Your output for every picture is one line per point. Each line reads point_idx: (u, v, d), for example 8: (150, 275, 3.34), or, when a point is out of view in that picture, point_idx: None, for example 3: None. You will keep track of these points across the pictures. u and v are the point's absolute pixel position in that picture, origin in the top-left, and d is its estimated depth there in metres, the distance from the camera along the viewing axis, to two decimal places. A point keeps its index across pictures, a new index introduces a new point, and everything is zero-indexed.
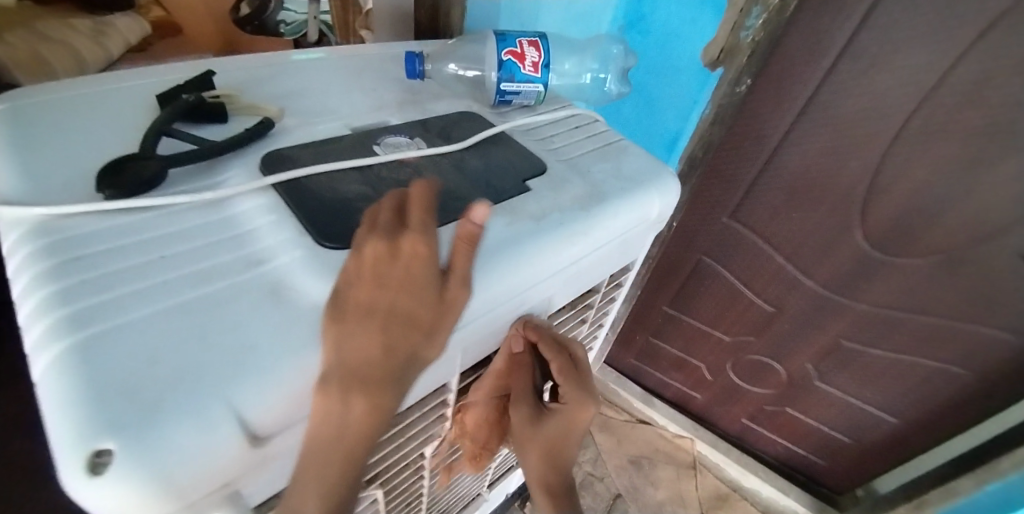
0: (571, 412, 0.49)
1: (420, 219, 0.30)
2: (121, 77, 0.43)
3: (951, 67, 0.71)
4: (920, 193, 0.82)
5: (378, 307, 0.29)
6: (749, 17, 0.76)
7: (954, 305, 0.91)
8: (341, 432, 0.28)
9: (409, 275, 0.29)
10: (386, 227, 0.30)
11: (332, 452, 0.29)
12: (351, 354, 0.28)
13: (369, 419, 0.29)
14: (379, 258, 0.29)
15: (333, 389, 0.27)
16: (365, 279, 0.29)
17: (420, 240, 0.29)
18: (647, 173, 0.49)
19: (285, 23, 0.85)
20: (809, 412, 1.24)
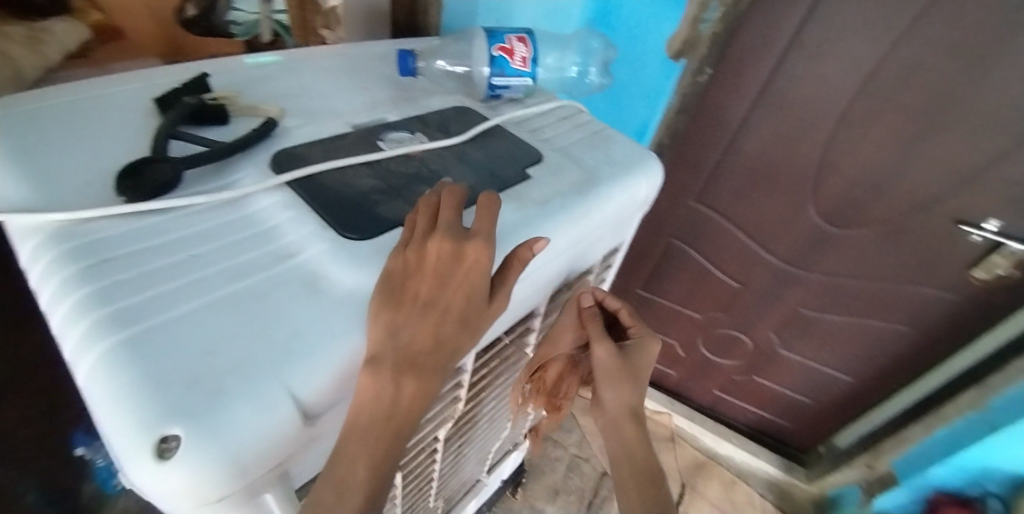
0: (646, 346, 0.48)
1: (487, 232, 0.33)
2: (112, 81, 0.43)
3: (889, 53, 0.78)
4: (865, 169, 0.90)
5: (436, 300, 0.31)
6: (707, 10, 0.80)
7: (899, 270, 1.00)
8: (389, 412, 0.29)
9: (468, 278, 0.32)
10: (451, 232, 0.33)
11: (379, 435, 0.30)
12: (408, 342, 0.30)
13: (416, 398, 0.31)
14: (442, 259, 0.32)
15: (384, 373, 0.29)
16: (427, 273, 0.32)
17: (484, 250, 0.32)
18: (634, 158, 0.53)
19: (235, 22, 0.67)
20: (774, 379, 1.33)
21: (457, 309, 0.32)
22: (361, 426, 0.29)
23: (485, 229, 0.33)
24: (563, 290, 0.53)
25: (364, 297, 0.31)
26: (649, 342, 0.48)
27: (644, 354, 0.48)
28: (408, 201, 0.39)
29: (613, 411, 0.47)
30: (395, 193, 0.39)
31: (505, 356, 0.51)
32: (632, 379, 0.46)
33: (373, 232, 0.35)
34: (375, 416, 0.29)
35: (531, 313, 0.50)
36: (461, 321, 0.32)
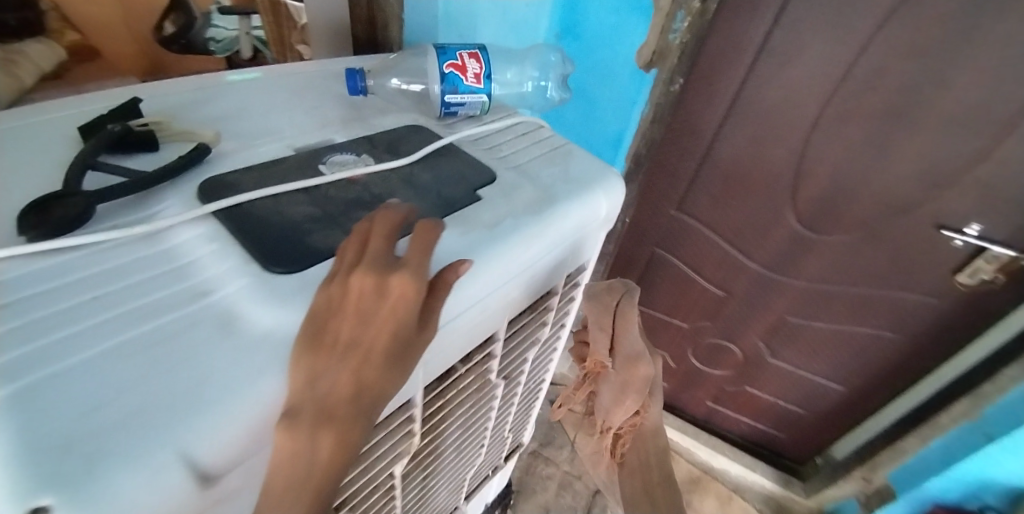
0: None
1: (417, 260, 0.28)
2: (37, 109, 0.40)
3: (857, 58, 0.77)
4: (842, 173, 0.89)
5: (357, 343, 0.27)
6: (674, 21, 0.78)
7: (880, 276, 0.99)
8: (306, 473, 0.25)
9: (394, 316, 0.27)
10: (376, 262, 0.28)
11: (299, 495, 0.25)
12: (328, 391, 0.26)
13: (335, 458, 0.26)
14: (364, 296, 0.27)
15: (299, 428, 0.25)
16: (348, 311, 0.27)
17: (412, 283, 0.28)
18: (593, 174, 0.51)
19: (216, 41, 0.73)
20: (765, 387, 1.30)
21: (384, 352, 0.27)
22: (277, 488, 0.25)
23: (417, 258, 0.28)
24: (524, 313, 0.52)
25: (281, 339, 0.29)
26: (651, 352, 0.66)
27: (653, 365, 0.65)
28: (344, 229, 0.36)
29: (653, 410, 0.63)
30: (332, 221, 0.37)
31: (465, 386, 0.49)
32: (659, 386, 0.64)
33: (302, 264, 0.33)
34: (292, 476, 0.25)
35: (490, 339, 0.48)
36: (388, 362, 0.28)
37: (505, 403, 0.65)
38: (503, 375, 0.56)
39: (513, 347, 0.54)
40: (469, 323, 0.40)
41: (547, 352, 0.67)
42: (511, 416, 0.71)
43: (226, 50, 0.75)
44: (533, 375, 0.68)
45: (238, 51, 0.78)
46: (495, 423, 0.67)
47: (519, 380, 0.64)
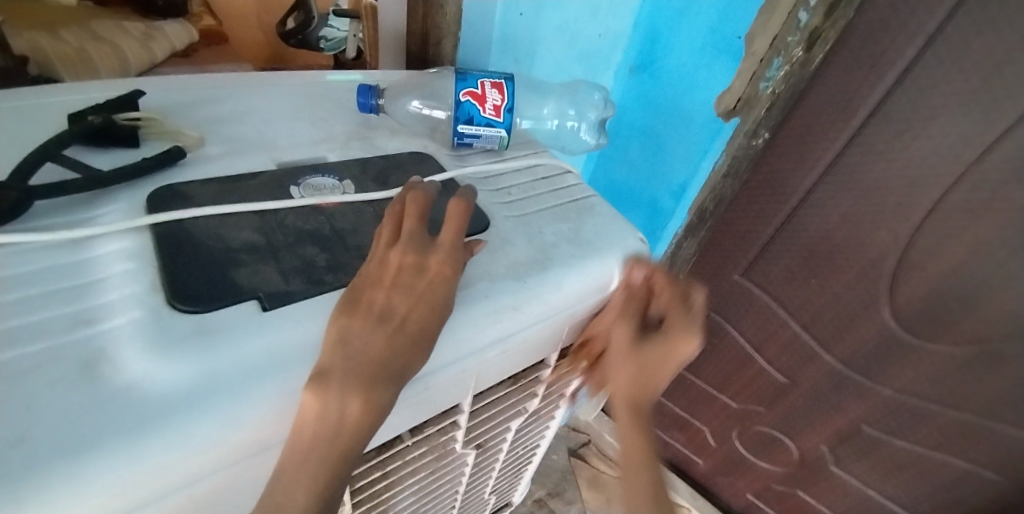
0: (675, 347, 0.41)
1: (451, 241, 0.33)
2: (44, 91, 0.40)
3: (995, 141, 0.56)
4: (959, 275, 0.65)
5: (392, 313, 0.30)
6: (769, 69, 0.64)
7: (1000, 405, 0.71)
8: (334, 431, 0.27)
9: (431, 289, 0.31)
10: (414, 241, 0.32)
11: (326, 450, 0.27)
12: (360, 352, 0.28)
13: (367, 418, 0.28)
14: (402, 270, 0.31)
15: (332, 387, 0.27)
16: (386, 283, 0.31)
17: (450, 262, 0.32)
18: (608, 239, 0.43)
19: (326, 39, 0.78)
20: (822, 499, 1.02)
21: (416, 325, 0.30)
22: (300, 448, 0.27)
23: (450, 241, 0.33)
24: (500, 385, 0.44)
25: (145, 397, 0.24)
26: (678, 340, 0.41)
27: (670, 349, 0.41)
28: (282, 267, 0.32)
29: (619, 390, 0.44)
30: (271, 253, 0.32)
31: (417, 455, 0.43)
32: (641, 370, 0.42)
33: (211, 306, 0.28)
34: (319, 433, 0.27)
35: (453, 409, 0.41)
36: (421, 336, 0.30)
37: (482, 468, 0.58)
38: (476, 444, 0.49)
39: (487, 419, 0.47)
40: (410, 402, 0.34)
41: (541, 420, 0.59)
42: (492, 479, 0.64)
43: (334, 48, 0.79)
44: (521, 441, 0.60)
45: (345, 51, 0.79)
46: (470, 486, 0.59)
47: (501, 447, 0.56)
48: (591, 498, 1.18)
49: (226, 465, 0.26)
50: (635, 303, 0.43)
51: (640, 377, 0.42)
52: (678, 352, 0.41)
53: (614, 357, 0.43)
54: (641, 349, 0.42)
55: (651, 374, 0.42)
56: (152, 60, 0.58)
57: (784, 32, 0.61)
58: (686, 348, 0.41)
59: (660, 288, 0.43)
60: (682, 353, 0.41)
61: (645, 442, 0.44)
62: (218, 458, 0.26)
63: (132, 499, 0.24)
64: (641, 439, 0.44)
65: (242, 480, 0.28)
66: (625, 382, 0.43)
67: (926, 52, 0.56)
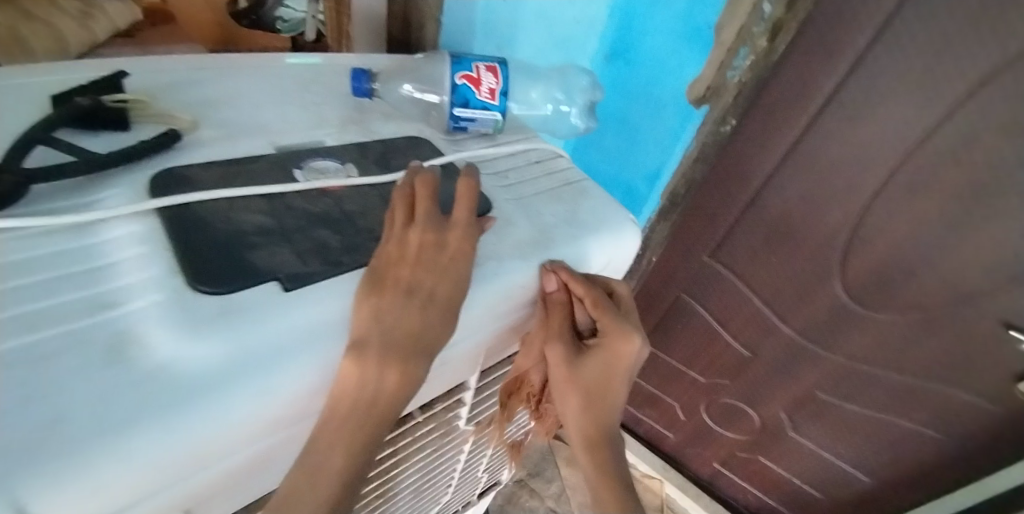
0: (612, 348, 0.40)
1: (466, 219, 0.34)
2: (13, 71, 0.38)
3: (936, 125, 0.61)
4: (904, 249, 0.70)
5: (419, 288, 0.31)
6: (736, 58, 0.68)
7: (937, 367, 0.77)
8: (372, 398, 0.29)
9: (453, 262, 0.33)
10: (432, 222, 0.33)
11: (361, 419, 0.29)
12: (393, 326, 0.30)
13: (400, 389, 0.30)
14: (424, 248, 0.32)
15: (369, 361, 0.28)
16: (409, 260, 0.32)
17: (468, 239, 0.34)
18: (604, 218, 0.46)
19: (283, 20, 0.65)
20: (782, 461, 1.07)
21: (444, 297, 0.32)
22: (337, 416, 0.28)
23: (464, 219, 0.34)
24: (504, 362, 0.46)
25: (178, 377, 0.25)
26: (616, 343, 0.40)
27: (610, 358, 0.40)
28: (297, 248, 0.32)
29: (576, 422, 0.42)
30: (284, 236, 0.33)
31: (422, 434, 0.44)
32: (588, 388, 0.41)
33: (234, 285, 0.29)
34: (355, 403, 0.28)
35: (458, 387, 0.43)
36: (448, 309, 0.32)
37: (479, 445, 0.60)
38: (476, 421, 0.51)
39: (488, 395, 0.49)
40: (429, 376, 0.36)
41: None
42: (487, 456, 0.66)
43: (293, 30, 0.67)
44: (514, 420, 0.62)
45: (304, 33, 0.68)
46: (465, 465, 0.61)
47: (496, 426, 0.58)
48: (568, 474, 1.22)
49: (261, 437, 0.27)
50: (562, 312, 0.40)
51: (591, 404, 0.41)
52: (618, 357, 0.40)
53: (558, 381, 0.41)
54: (581, 368, 0.40)
55: (598, 391, 0.41)
56: (94, 42, 0.52)
57: (750, 23, 0.64)
58: (626, 347, 0.40)
59: (581, 294, 0.39)
60: (624, 355, 0.40)
61: (607, 466, 0.43)
62: (255, 429, 0.26)
63: (173, 474, 0.24)
64: (600, 453, 0.43)
65: (277, 448, 0.29)
66: (574, 410, 0.42)
67: (876, 43, 0.60)
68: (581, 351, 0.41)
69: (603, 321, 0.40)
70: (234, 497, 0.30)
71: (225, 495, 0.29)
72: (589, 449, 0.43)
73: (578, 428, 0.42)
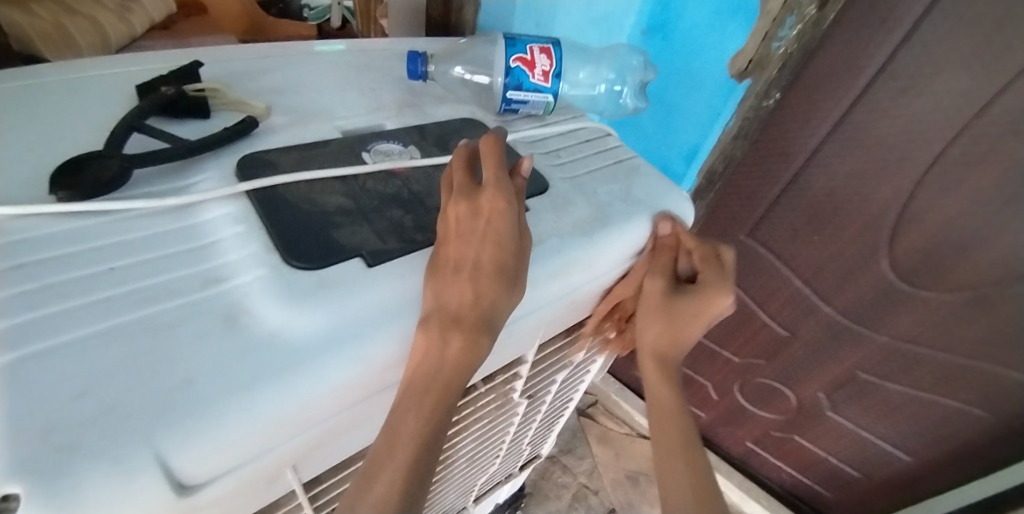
0: (708, 297, 0.41)
1: (495, 177, 0.35)
2: (99, 63, 0.40)
3: (996, 95, 0.58)
4: (958, 224, 0.67)
5: (465, 261, 0.32)
6: (782, 28, 0.66)
7: (989, 346, 0.75)
8: (438, 367, 0.30)
9: (491, 226, 0.33)
10: (464, 190, 0.34)
11: (432, 382, 0.30)
12: (451, 300, 0.31)
13: (463, 358, 0.31)
14: (462, 218, 0.33)
15: (432, 328, 0.30)
16: (452, 237, 0.33)
17: (501, 196, 0.34)
18: (657, 194, 0.46)
19: (309, 8, 0.80)
20: (819, 441, 1.05)
21: (490, 263, 0.32)
22: (415, 385, 0.30)
23: (493, 179, 0.35)
24: (553, 339, 0.48)
25: (286, 343, 0.27)
26: (716, 295, 0.41)
27: (706, 300, 0.41)
28: (374, 227, 0.34)
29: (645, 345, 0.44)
30: (363, 216, 0.35)
31: (484, 404, 0.47)
32: (674, 321, 0.42)
33: (325, 261, 0.31)
34: (425, 367, 0.30)
35: (516, 362, 0.46)
36: (496, 274, 0.32)
37: (526, 418, 0.62)
38: (528, 395, 0.54)
39: (541, 370, 0.51)
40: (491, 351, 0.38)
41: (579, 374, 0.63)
42: (532, 430, 0.68)
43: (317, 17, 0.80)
44: (560, 394, 0.64)
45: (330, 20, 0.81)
46: (514, 436, 0.64)
47: (545, 399, 0.60)
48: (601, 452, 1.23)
49: (354, 402, 0.30)
50: (668, 254, 0.43)
51: (670, 330, 0.42)
52: (713, 307, 0.41)
53: (646, 310, 0.43)
54: (676, 300, 0.42)
55: (686, 328, 0.42)
56: (132, 33, 0.56)
57: None
58: (721, 301, 0.41)
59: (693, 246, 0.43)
60: (716, 307, 0.41)
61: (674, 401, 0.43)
62: (351, 392, 0.29)
63: (285, 432, 0.27)
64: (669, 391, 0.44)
65: (367, 411, 0.32)
66: (654, 337, 0.43)
67: (933, 9, 0.58)
68: (679, 288, 0.42)
69: (706, 274, 0.42)
70: (329, 456, 0.33)
71: (322, 454, 0.32)
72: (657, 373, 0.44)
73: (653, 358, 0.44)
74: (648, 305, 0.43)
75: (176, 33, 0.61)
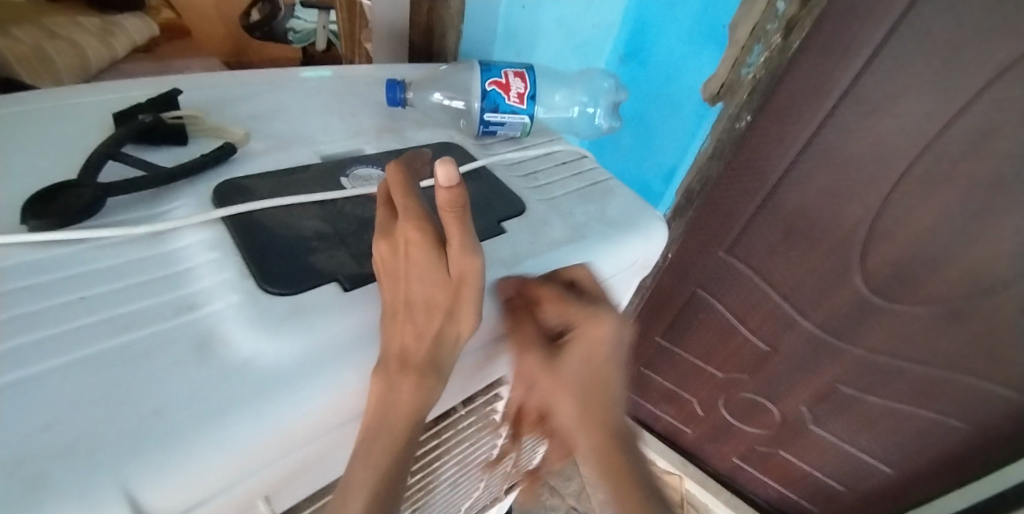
0: (588, 335, 0.36)
1: (404, 206, 0.31)
2: (78, 90, 0.40)
3: (954, 118, 0.61)
4: (926, 240, 0.70)
5: (397, 302, 0.31)
6: (750, 55, 0.70)
7: (960, 357, 0.77)
8: (388, 411, 0.30)
9: (412, 263, 0.31)
10: (385, 226, 0.32)
11: (383, 429, 0.30)
12: (389, 344, 0.30)
13: (416, 405, 0.30)
14: (386, 256, 0.32)
15: (383, 372, 0.30)
16: (383, 280, 0.32)
17: (412, 225, 0.31)
18: (634, 216, 0.47)
19: (293, 31, 0.87)
20: (803, 456, 1.06)
21: (421, 299, 0.31)
22: (373, 426, 0.30)
23: (406, 208, 0.31)
24: None
25: (260, 370, 0.27)
26: (590, 326, 0.36)
27: (587, 349, 0.37)
28: (352, 251, 0.35)
29: (571, 428, 0.38)
30: (340, 240, 0.35)
31: (465, 426, 0.47)
32: (581, 383, 0.37)
33: (300, 287, 0.31)
34: (375, 411, 0.30)
35: (495, 382, 0.46)
36: (430, 308, 0.31)
37: (509, 441, 0.61)
38: None
39: None
40: (469, 374, 0.38)
41: None
42: (516, 452, 0.67)
43: (302, 40, 0.88)
44: None
45: (314, 42, 0.88)
46: (497, 458, 0.63)
47: (528, 419, 0.60)
48: None
49: (328, 430, 0.30)
50: (530, 319, 0.37)
51: (581, 397, 0.37)
52: (595, 338, 0.36)
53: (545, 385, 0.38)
54: (561, 363, 0.37)
55: (592, 379, 0.37)
56: (112, 57, 0.62)
57: (763, 21, 0.67)
58: (600, 330, 0.36)
59: (545, 298, 0.36)
60: (600, 336, 0.36)
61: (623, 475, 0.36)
62: (326, 419, 0.29)
63: (258, 461, 0.26)
64: (608, 476, 0.36)
65: (341, 439, 0.32)
66: (569, 423, 0.38)
67: (890, 38, 0.61)
68: (557, 347, 0.37)
69: (567, 310, 0.36)
70: (305, 485, 0.32)
71: (299, 483, 0.31)
72: (594, 456, 0.37)
73: (582, 432, 0.37)
74: (542, 381, 0.38)
75: (157, 56, 0.69)
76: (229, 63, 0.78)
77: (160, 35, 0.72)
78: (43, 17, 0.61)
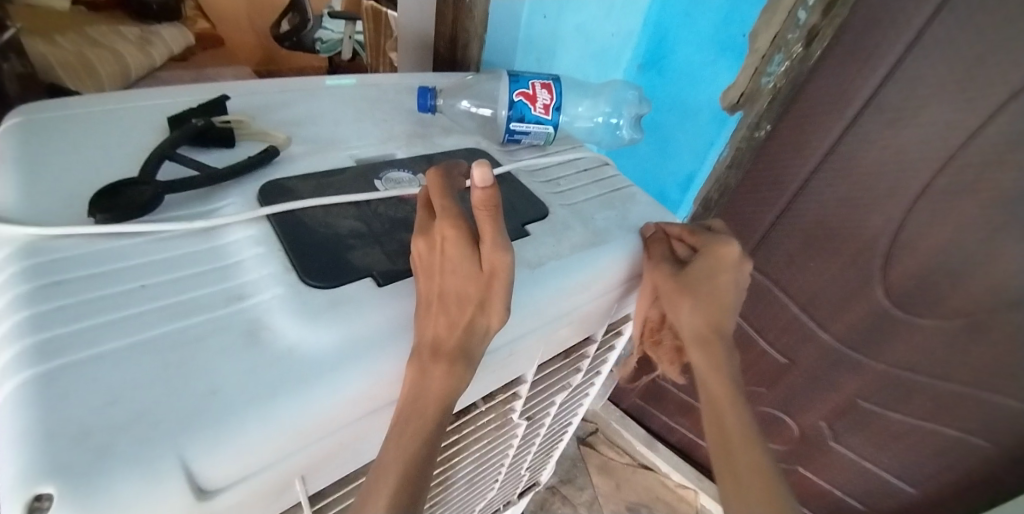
0: (716, 258, 0.45)
1: (442, 206, 0.34)
2: (135, 96, 0.44)
3: (979, 127, 0.61)
4: (948, 253, 0.69)
5: (431, 295, 0.33)
6: (771, 64, 0.71)
7: (986, 374, 0.75)
8: (420, 393, 0.32)
9: (448, 258, 0.33)
10: (422, 225, 0.34)
11: (416, 411, 0.32)
12: (422, 334, 0.32)
13: (448, 389, 0.32)
14: (423, 252, 0.33)
15: (416, 359, 0.32)
16: (417, 274, 0.34)
17: (447, 223, 0.33)
18: (652, 221, 0.49)
19: (321, 41, 0.87)
20: (822, 473, 1.05)
21: (455, 292, 0.33)
22: (406, 409, 0.32)
23: (444, 207, 0.34)
24: (551, 360, 0.49)
25: (303, 357, 0.29)
26: (718, 251, 0.45)
27: (716, 262, 0.45)
28: (386, 250, 0.37)
29: (692, 338, 0.44)
30: (375, 239, 0.37)
31: (484, 423, 0.48)
32: (705, 300, 0.44)
33: (338, 280, 0.34)
34: (408, 394, 0.32)
35: (516, 381, 0.47)
36: (462, 301, 0.33)
37: (526, 442, 0.63)
38: (526, 416, 0.55)
39: (541, 390, 0.53)
40: (491, 370, 0.40)
41: (578, 396, 0.65)
42: (532, 454, 0.69)
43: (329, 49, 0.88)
44: (559, 418, 0.65)
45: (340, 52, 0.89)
46: (513, 459, 0.64)
47: (544, 421, 0.62)
48: (602, 482, 1.21)
49: (361, 416, 0.32)
50: (664, 245, 0.45)
51: (703, 309, 0.44)
52: (720, 264, 0.45)
53: (669, 301, 0.44)
54: (692, 274, 0.44)
55: (715, 298, 0.45)
56: (151, 64, 0.66)
57: (784, 30, 0.68)
58: (726, 252, 0.45)
59: (680, 230, 0.46)
60: (726, 260, 0.45)
61: (729, 385, 0.44)
62: (360, 404, 0.31)
63: (298, 441, 0.28)
64: (724, 384, 0.44)
65: (371, 427, 0.33)
66: (688, 330, 0.44)
67: (915, 46, 0.61)
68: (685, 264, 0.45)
69: (702, 242, 0.45)
70: (338, 469, 0.34)
71: (331, 466, 0.33)
72: (711, 364, 0.44)
73: (701, 343, 0.44)
74: (668, 295, 0.44)
75: (191, 64, 0.73)
76: (259, 71, 0.81)
77: (196, 44, 0.77)
78: (89, 26, 0.65)
